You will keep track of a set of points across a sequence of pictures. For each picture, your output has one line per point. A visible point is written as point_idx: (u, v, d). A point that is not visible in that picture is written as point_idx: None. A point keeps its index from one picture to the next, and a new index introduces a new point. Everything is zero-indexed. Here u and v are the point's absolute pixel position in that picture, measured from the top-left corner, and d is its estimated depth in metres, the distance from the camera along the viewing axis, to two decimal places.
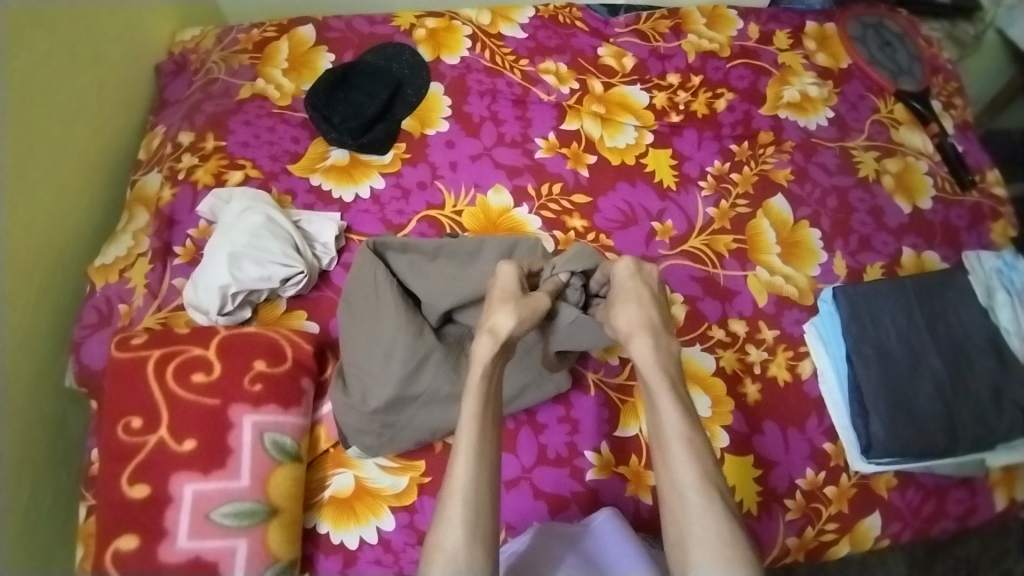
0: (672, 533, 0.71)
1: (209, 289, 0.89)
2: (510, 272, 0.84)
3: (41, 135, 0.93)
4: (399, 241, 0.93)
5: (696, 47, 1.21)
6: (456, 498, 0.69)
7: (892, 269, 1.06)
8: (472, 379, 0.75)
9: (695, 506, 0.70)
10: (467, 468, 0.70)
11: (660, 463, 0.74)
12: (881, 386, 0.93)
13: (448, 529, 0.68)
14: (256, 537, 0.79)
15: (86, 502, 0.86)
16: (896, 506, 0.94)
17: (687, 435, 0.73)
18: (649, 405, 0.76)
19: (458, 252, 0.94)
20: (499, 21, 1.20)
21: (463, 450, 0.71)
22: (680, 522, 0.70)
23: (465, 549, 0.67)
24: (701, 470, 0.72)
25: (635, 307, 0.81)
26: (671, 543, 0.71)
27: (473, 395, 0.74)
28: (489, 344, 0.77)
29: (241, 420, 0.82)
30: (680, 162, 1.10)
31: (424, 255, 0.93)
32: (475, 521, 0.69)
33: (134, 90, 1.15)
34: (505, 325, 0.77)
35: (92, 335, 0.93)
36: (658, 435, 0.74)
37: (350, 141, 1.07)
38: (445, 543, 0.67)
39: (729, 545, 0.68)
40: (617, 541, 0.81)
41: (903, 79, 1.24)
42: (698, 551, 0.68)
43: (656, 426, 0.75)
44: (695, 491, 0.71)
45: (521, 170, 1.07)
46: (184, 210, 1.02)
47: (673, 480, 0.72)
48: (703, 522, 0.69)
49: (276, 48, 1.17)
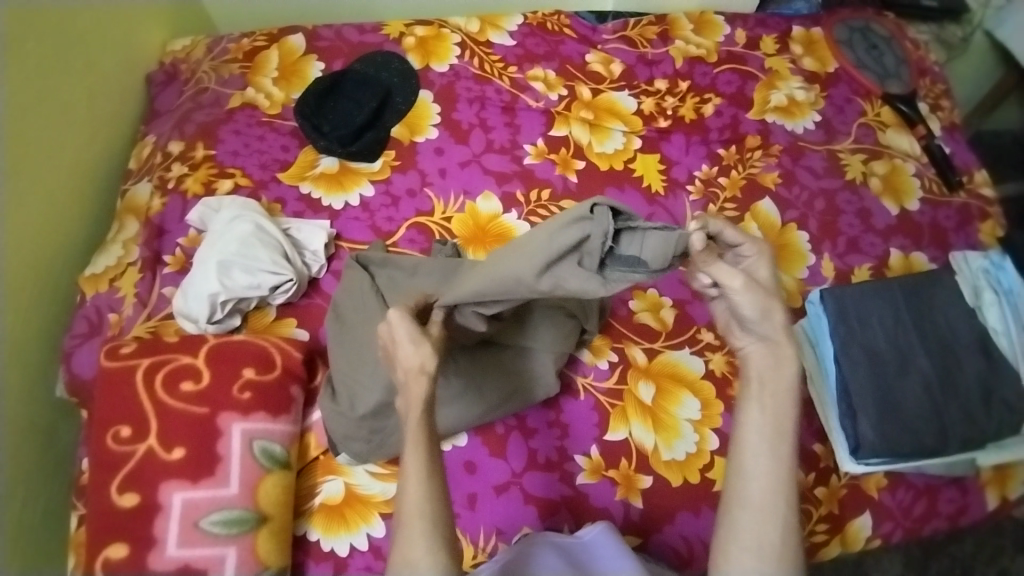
0: (745, 537, 0.67)
1: (198, 297, 0.90)
2: (400, 320, 0.69)
3: (32, 146, 0.93)
4: (381, 255, 0.94)
5: (683, 53, 1.21)
6: (414, 512, 0.65)
7: (880, 270, 1.06)
8: (412, 419, 0.67)
9: (783, 517, 0.67)
10: (421, 486, 0.66)
11: (762, 467, 0.68)
12: (869, 386, 0.93)
13: (409, 541, 0.65)
14: (244, 545, 0.79)
15: (77, 512, 0.86)
16: (886, 506, 0.94)
17: (794, 450, 0.69)
18: (772, 406, 0.70)
19: (435, 270, 0.92)
20: (488, 28, 1.21)
21: (414, 471, 0.66)
22: (763, 531, 0.67)
23: (428, 559, 0.64)
24: (797, 488, 0.69)
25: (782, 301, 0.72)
26: (741, 545, 0.67)
27: (417, 423, 0.67)
28: (423, 386, 0.68)
29: (229, 429, 0.82)
30: (669, 166, 1.10)
31: (402, 271, 0.93)
32: (438, 532, 0.66)
33: (124, 101, 1.15)
34: (432, 361, 0.68)
35: (82, 345, 0.93)
36: (776, 444, 0.69)
37: (339, 149, 1.07)
38: (408, 556, 0.64)
39: (793, 564, 0.67)
40: (612, 554, 0.80)
41: (889, 82, 1.24)
42: (766, 561, 0.66)
43: (774, 431, 0.69)
44: (786, 504, 0.68)
45: (510, 176, 1.07)
46: (173, 220, 1.02)
47: (770, 492, 0.68)
48: (782, 534, 0.67)
49: (266, 57, 1.18)
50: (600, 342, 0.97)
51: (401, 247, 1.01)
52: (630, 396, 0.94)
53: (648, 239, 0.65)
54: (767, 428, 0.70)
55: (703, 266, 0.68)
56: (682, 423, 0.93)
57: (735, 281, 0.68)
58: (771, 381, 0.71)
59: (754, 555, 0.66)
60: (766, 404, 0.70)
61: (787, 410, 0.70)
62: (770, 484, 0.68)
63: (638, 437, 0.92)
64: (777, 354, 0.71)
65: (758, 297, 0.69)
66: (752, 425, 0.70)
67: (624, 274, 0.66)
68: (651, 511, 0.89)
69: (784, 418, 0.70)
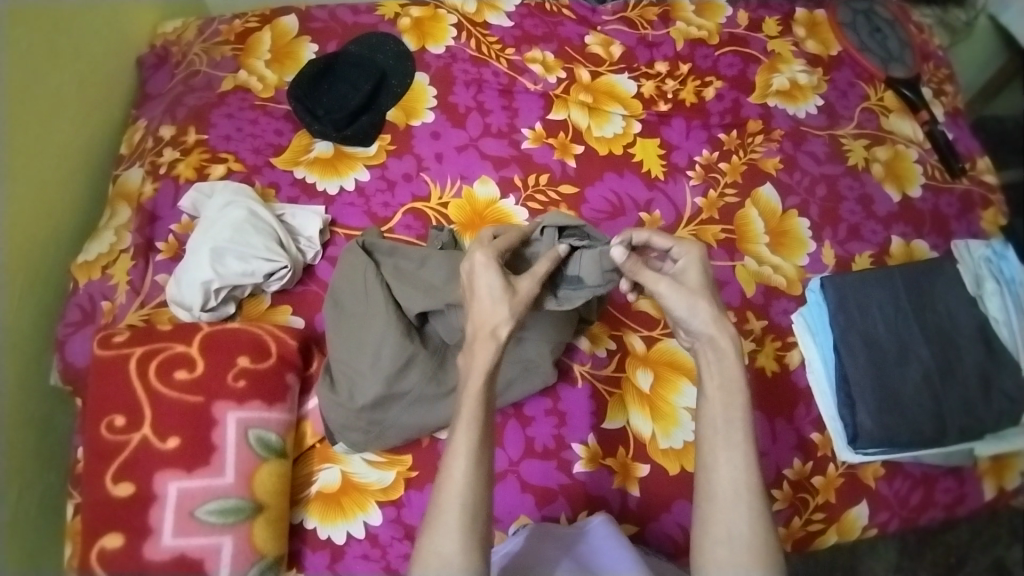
0: (715, 530, 0.68)
1: (192, 285, 0.89)
2: (487, 272, 0.75)
3: (22, 132, 0.91)
4: (388, 244, 0.93)
5: (684, 35, 1.19)
6: (452, 500, 0.67)
7: (881, 258, 1.05)
8: (471, 384, 0.71)
9: (747, 505, 0.68)
10: (465, 471, 0.68)
11: (719, 458, 0.70)
12: (868, 375, 0.93)
13: (444, 532, 0.65)
14: (241, 534, 0.78)
15: (73, 500, 0.85)
16: (884, 495, 0.94)
17: (749, 437, 0.71)
18: (720, 400, 0.73)
19: (445, 262, 0.91)
20: (485, 9, 1.19)
21: (462, 453, 0.68)
22: (730, 522, 0.68)
23: (461, 553, 0.65)
24: (759, 474, 0.70)
25: (714, 300, 0.77)
26: (713, 539, 0.68)
27: (473, 397, 0.71)
28: (489, 348, 0.73)
29: (224, 417, 0.81)
30: (668, 151, 1.09)
31: (410, 261, 0.92)
32: (473, 522, 0.66)
33: (115, 84, 1.13)
34: (505, 328, 0.73)
35: (75, 333, 0.92)
36: (729, 431, 0.71)
37: (333, 133, 1.05)
38: (442, 549, 0.65)
39: (766, 552, 0.67)
40: (612, 547, 0.79)
41: (893, 65, 1.22)
42: (738, 552, 0.67)
43: (726, 420, 0.72)
44: (751, 493, 0.69)
45: (507, 161, 1.06)
46: (165, 205, 1.01)
47: (731, 480, 0.69)
48: (751, 522, 0.67)
49: (258, 39, 1.15)
50: (598, 329, 0.96)
51: (396, 233, 1.00)
52: (627, 384, 0.94)
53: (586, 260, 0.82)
54: (717, 421, 0.72)
55: (631, 274, 0.77)
56: (680, 411, 0.93)
57: (658, 284, 0.76)
58: (718, 373, 0.74)
59: (726, 547, 0.67)
60: (713, 396, 0.73)
61: (738, 398, 0.73)
62: (735, 475, 0.69)
63: (636, 425, 0.92)
64: (717, 351, 0.74)
65: (679, 294, 0.76)
66: (705, 418, 0.73)
67: (571, 292, 0.82)
68: (648, 500, 0.89)
69: (732, 407, 0.72)
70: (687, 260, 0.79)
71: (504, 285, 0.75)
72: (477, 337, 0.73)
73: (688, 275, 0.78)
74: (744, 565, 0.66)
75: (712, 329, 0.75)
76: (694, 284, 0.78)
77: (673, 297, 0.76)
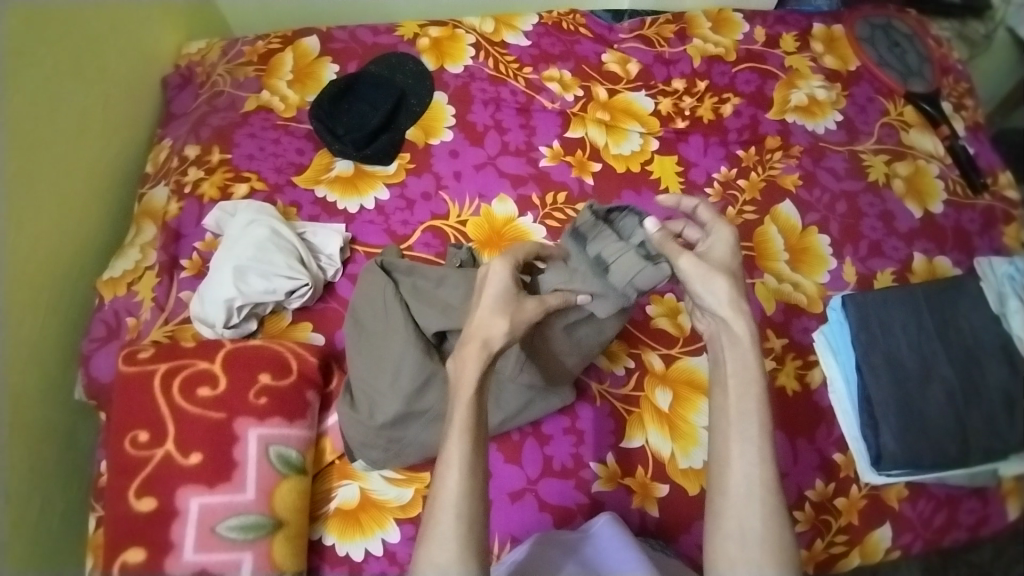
0: (728, 525, 0.67)
1: (215, 302, 0.90)
2: (496, 279, 0.76)
3: (50, 151, 0.93)
4: (406, 264, 0.94)
5: (701, 52, 1.20)
6: (447, 511, 0.67)
7: (903, 275, 1.03)
8: (460, 397, 0.71)
9: (762, 504, 0.66)
10: (459, 481, 0.68)
11: (733, 451, 0.69)
12: (891, 396, 0.90)
13: (439, 543, 0.66)
14: (261, 550, 0.79)
15: (95, 514, 0.87)
16: (907, 517, 0.94)
17: (764, 431, 0.69)
18: (737, 389, 0.71)
19: (463, 281, 0.92)
20: (503, 28, 1.20)
21: (456, 463, 0.68)
22: (743, 517, 0.66)
23: (458, 561, 0.65)
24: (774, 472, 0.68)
25: (734, 279, 0.75)
26: (725, 533, 0.67)
27: (465, 406, 0.70)
28: (480, 363, 0.72)
29: (246, 434, 0.82)
30: (686, 168, 1.09)
31: (428, 281, 0.92)
32: (468, 531, 0.67)
33: (141, 104, 1.16)
34: (499, 342, 0.73)
35: (100, 348, 0.94)
36: (744, 424, 0.69)
37: (354, 152, 1.07)
38: (437, 559, 0.65)
39: (780, 551, 0.65)
40: (617, 547, 0.79)
41: (912, 80, 1.21)
42: (751, 548, 0.65)
43: (741, 413, 0.70)
44: (766, 490, 0.67)
45: (526, 179, 1.07)
46: (190, 223, 1.02)
47: (746, 479, 0.68)
48: (764, 519, 0.66)
49: (281, 59, 1.17)
50: (617, 347, 0.96)
51: (416, 251, 1.01)
52: (646, 403, 0.93)
53: (623, 257, 0.80)
54: (732, 413, 0.70)
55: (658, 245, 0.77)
56: (699, 430, 0.92)
57: (676, 255, 0.75)
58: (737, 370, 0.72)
59: (738, 543, 0.66)
60: (727, 382, 0.72)
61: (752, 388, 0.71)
62: (750, 471, 0.68)
63: (655, 444, 0.91)
64: (732, 338, 0.73)
65: (698, 271, 0.74)
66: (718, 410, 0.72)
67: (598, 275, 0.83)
68: (668, 520, 0.89)
69: (746, 398, 0.70)
70: (710, 239, 0.79)
71: (507, 297, 0.75)
72: (467, 342, 0.73)
73: (710, 253, 0.77)
74: (758, 563, 0.65)
75: (727, 312, 0.73)
76: (715, 262, 0.76)
77: (691, 272, 0.75)
